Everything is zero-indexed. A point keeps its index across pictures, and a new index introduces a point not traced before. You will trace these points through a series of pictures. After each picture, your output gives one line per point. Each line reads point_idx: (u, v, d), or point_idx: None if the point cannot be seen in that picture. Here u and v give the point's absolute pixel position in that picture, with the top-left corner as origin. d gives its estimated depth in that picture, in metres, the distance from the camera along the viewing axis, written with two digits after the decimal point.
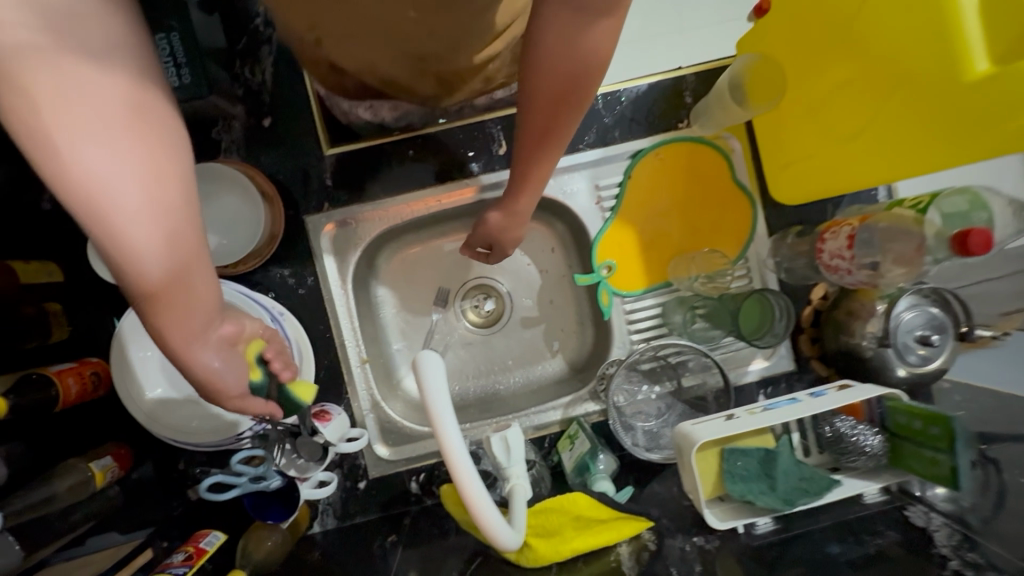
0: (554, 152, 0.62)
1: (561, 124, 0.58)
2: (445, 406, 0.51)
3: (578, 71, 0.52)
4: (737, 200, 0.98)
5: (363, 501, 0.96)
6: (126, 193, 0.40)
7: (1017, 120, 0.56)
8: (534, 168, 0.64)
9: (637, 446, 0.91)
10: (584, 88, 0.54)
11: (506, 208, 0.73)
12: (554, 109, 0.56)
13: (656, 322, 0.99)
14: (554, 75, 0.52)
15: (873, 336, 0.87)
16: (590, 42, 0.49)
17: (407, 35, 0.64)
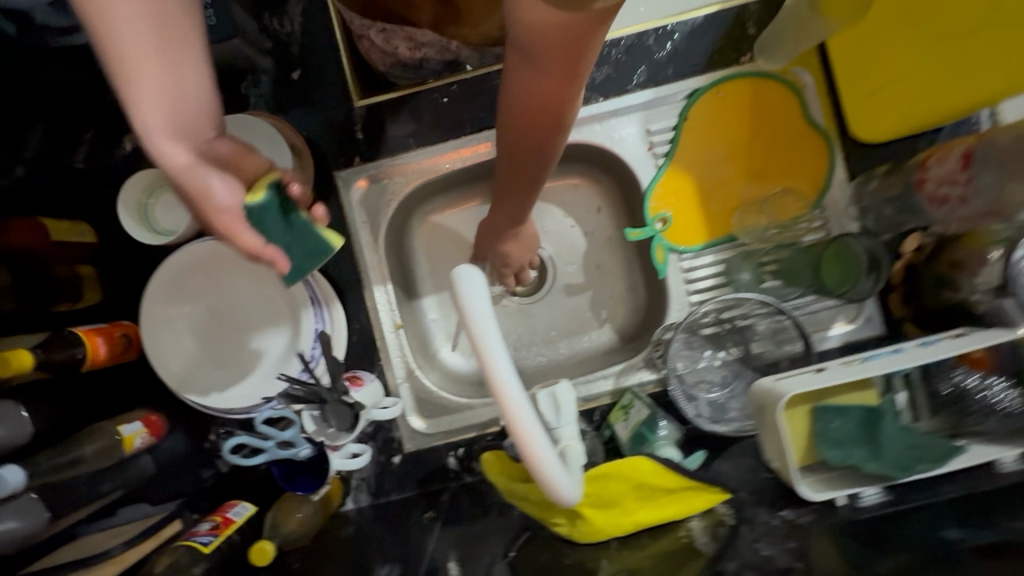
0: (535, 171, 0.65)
1: (537, 152, 0.61)
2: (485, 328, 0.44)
3: (541, 115, 0.54)
4: (810, 142, 0.86)
5: (398, 477, 0.89)
6: (136, 50, 0.44)
7: None
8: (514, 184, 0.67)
9: (701, 417, 0.81)
10: (553, 127, 0.57)
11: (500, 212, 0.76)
12: (524, 142, 0.59)
13: (719, 281, 0.88)
14: (522, 116, 0.55)
15: (986, 287, 0.73)
16: (550, 91, 0.51)
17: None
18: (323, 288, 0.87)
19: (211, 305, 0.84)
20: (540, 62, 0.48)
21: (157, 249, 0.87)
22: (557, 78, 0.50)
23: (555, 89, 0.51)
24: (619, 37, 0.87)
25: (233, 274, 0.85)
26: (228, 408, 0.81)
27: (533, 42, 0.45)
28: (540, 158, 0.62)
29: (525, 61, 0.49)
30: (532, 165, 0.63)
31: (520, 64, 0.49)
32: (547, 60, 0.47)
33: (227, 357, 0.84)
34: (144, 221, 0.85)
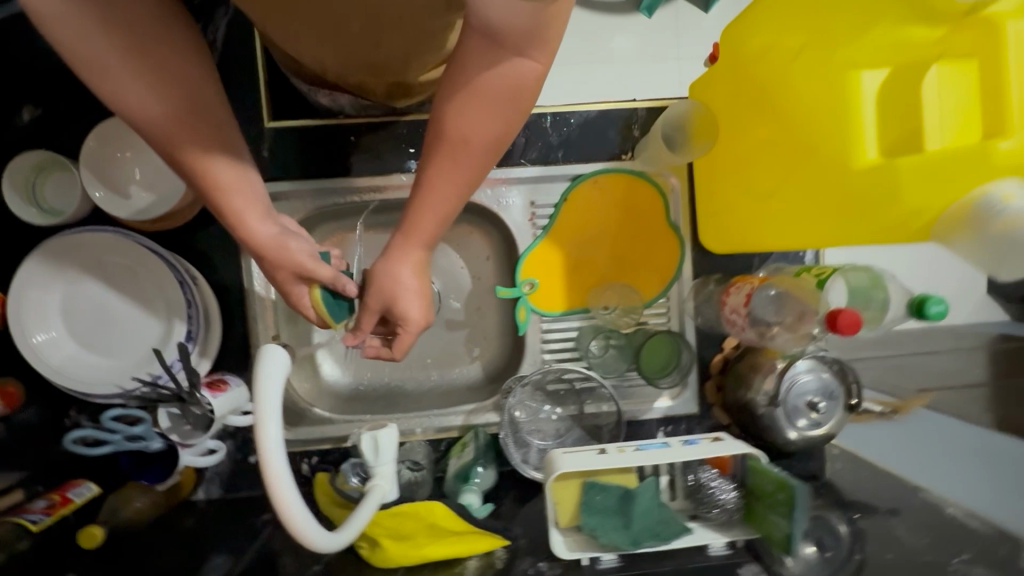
0: (460, 181, 0.60)
1: (477, 149, 0.57)
2: (273, 411, 0.49)
3: (501, 100, 0.54)
4: (667, 240, 0.99)
5: (251, 475, 0.96)
6: (167, 125, 0.56)
7: (893, 212, 0.57)
8: (439, 202, 0.61)
9: (524, 463, 0.93)
10: (510, 118, 0.55)
11: (398, 255, 0.66)
12: (474, 134, 0.56)
13: (570, 345, 1.00)
14: (476, 99, 0.53)
15: (766, 393, 0.89)
16: (513, 72, 0.52)
17: (349, 42, 0.66)
18: (207, 297, 0.92)
19: (88, 294, 0.88)
20: (502, 38, 0.49)
21: (41, 227, 0.89)
22: (505, 113, 0.55)
23: (520, 75, 0.52)
24: None
25: (113, 270, 0.88)
26: (88, 391, 0.85)
27: (499, 20, 0.47)
28: (481, 160, 0.58)
29: (488, 38, 0.49)
30: (469, 170, 0.59)
31: (481, 44, 0.50)
32: (501, 96, 0.53)
33: (96, 345, 0.88)
34: (29, 197, 0.87)
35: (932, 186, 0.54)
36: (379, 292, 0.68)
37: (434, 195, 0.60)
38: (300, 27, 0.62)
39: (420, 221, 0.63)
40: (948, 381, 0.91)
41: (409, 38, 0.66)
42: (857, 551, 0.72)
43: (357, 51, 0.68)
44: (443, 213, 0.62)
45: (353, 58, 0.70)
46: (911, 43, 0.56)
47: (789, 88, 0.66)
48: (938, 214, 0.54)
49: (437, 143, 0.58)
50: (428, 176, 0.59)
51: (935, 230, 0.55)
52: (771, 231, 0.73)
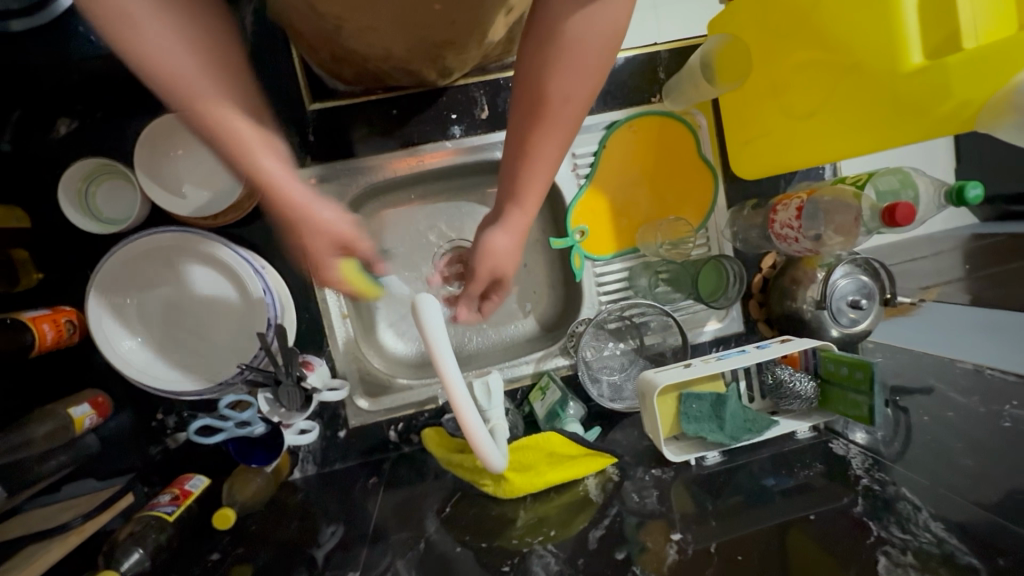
0: (556, 140, 0.63)
1: (576, 106, 0.61)
2: (444, 344, 0.58)
3: (593, 53, 0.57)
4: (701, 174, 1.05)
5: (342, 448, 1.00)
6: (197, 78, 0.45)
7: (942, 108, 0.63)
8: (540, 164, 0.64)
9: (602, 397, 1.00)
10: (598, 71, 0.59)
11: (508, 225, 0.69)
12: (572, 93, 0.60)
13: (623, 284, 1.07)
14: (573, 57, 0.57)
15: (812, 299, 0.98)
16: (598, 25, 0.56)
17: (424, 23, 0.70)
18: (277, 284, 0.94)
19: (163, 295, 0.89)
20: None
21: (101, 237, 0.88)
22: (597, 68, 0.59)
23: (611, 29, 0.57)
24: None
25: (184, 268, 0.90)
26: (180, 392, 0.88)
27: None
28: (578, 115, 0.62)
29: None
30: (564, 129, 0.62)
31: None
32: (598, 52, 0.58)
33: (178, 346, 0.90)
34: (83, 207, 0.87)
35: (977, 80, 0.60)
36: (490, 263, 0.72)
37: (540, 158, 0.64)
38: (385, 13, 0.67)
39: (526, 190, 0.66)
40: (942, 277, 1.07)
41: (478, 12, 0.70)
42: (905, 417, 0.80)
43: (420, 29, 0.72)
44: (550, 173, 0.66)
45: (421, 38, 0.75)
46: None
47: (827, 10, 0.71)
48: (982, 103, 0.61)
49: (533, 105, 0.61)
50: (533, 143, 0.63)
51: (981, 119, 0.62)
52: (815, 146, 0.80)
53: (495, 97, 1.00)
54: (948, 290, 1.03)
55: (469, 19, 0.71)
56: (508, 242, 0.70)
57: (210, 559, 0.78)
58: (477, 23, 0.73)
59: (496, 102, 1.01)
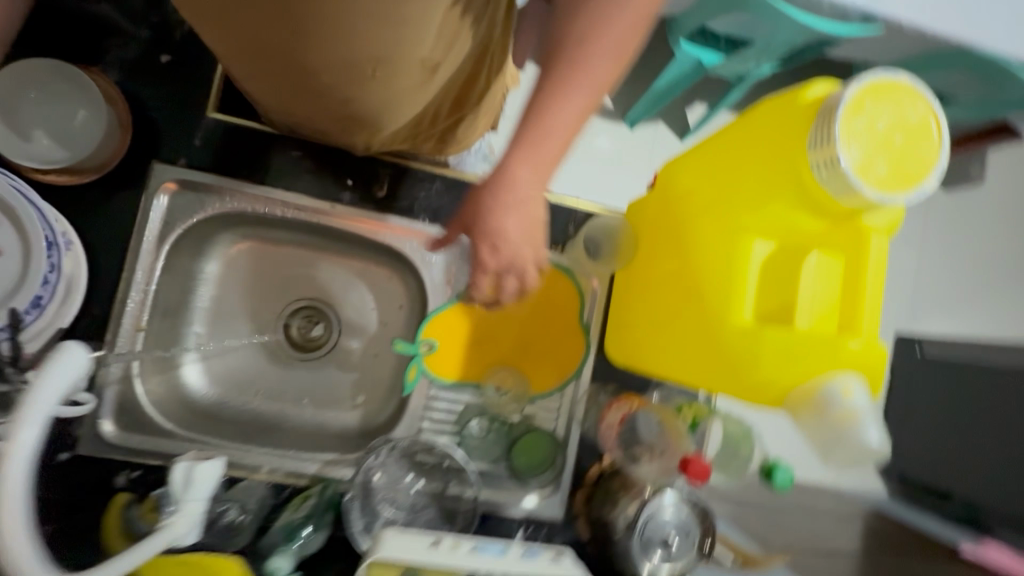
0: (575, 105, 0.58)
1: (599, 68, 0.56)
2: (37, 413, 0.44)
3: (624, 18, 0.54)
4: (574, 338, 1.00)
5: (52, 475, 0.83)
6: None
7: (755, 376, 0.59)
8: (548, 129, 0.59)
9: (361, 532, 0.86)
10: (627, 40, 0.56)
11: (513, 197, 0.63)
12: (589, 65, 0.56)
13: (452, 418, 0.96)
14: (601, 12, 0.54)
15: (626, 517, 0.87)
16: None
17: (320, 91, 0.71)
18: (76, 267, 0.84)
19: None
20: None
21: None
22: (627, 38, 0.55)
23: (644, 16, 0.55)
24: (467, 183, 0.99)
25: None
26: None
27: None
28: (603, 77, 0.57)
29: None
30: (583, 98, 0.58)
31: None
32: (626, 20, 0.54)
33: None
34: None
35: (787, 364, 0.57)
36: (485, 224, 0.65)
37: (559, 115, 0.58)
38: (271, 66, 0.67)
39: (532, 151, 0.60)
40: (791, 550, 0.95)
41: (378, 94, 0.71)
42: None
43: (322, 97, 0.73)
44: (569, 135, 0.60)
45: (323, 105, 0.75)
46: (802, 225, 0.59)
47: (689, 231, 0.68)
48: (790, 390, 0.57)
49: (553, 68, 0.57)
50: (553, 100, 0.58)
51: (786, 402, 0.58)
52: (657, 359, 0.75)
53: (401, 182, 0.98)
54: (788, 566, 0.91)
55: (364, 100, 0.72)
56: (506, 206, 0.63)
57: None
58: (378, 108, 0.74)
59: (400, 186, 0.97)
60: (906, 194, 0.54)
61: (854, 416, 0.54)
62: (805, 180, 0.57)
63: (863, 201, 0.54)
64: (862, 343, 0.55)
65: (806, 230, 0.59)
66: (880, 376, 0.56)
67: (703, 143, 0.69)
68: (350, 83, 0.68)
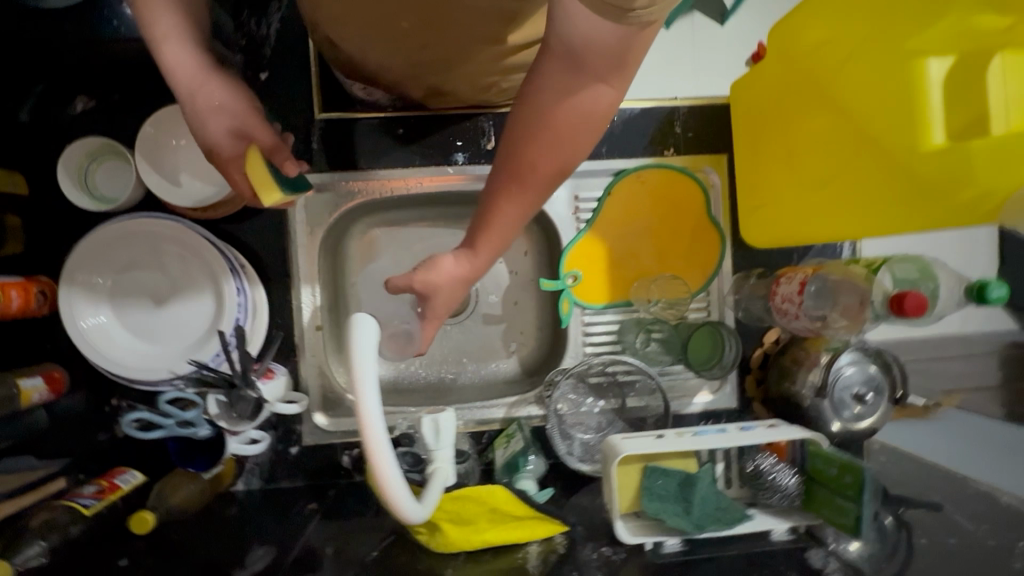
0: (533, 197, 0.70)
1: (544, 174, 0.66)
2: (370, 378, 0.50)
3: (571, 133, 0.62)
4: (708, 234, 1.01)
5: (292, 466, 0.95)
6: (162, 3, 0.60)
7: (962, 195, 0.58)
8: (504, 219, 0.72)
9: (570, 455, 0.93)
10: (570, 147, 0.64)
11: (463, 257, 0.79)
12: (541, 161, 0.65)
13: (612, 338, 1.00)
14: (551, 128, 0.61)
15: (812, 385, 0.89)
16: (585, 102, 0.59)
17: (402, 43, 0.74)
18: (255, 287, 0.91)
19: (138, 281, 0.88)
20: (589, 62, 0.54)
21: (91, 212, 0.88)
22: (567, 148, 0.64)
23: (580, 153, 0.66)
24: None
25: (169, 258, 0.88)
26: (133, 378, 0.84)
27: (590, 42, 0.52)
28: (546, 182, 0.68)
29: (615, 51, 0.53)
30: (534, 191, 0.69)
31: (563, 67, 0.56)
32: (572, 137, 0.62)
33: (144, 332, 0.88)
34: (81, 184, 0.87)
35: (998, 168, 0.56)
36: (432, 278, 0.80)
37: (505, 211, 0.71)
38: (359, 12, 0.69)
39: (488, 234, 0.74)
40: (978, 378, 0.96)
41: (462, 36, 0.72)
42: (905, 537, 0.70)
43: (408, 43, 0.74)
44: (517, 219, 0.72)
45: (406, 57, 0.77)
46: (979, 28, 0.56)
47: (842, 85, 0.69)
48: (1005, 199, 0.57)
49: (510, 167, 0.67)
50: (500, 200, 0.70)
51: (999, 216, 0.59)
52: (828, 219, 0.75)
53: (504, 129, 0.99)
54: (971, 399, 0.92)
55: (446, 41, 0.73)
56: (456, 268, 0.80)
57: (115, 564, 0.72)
58: (460, 50, 0.75)
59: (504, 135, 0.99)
60: None
61: None
62: None
63: None
64: None
65: (987, 30, 0.56)
66: None
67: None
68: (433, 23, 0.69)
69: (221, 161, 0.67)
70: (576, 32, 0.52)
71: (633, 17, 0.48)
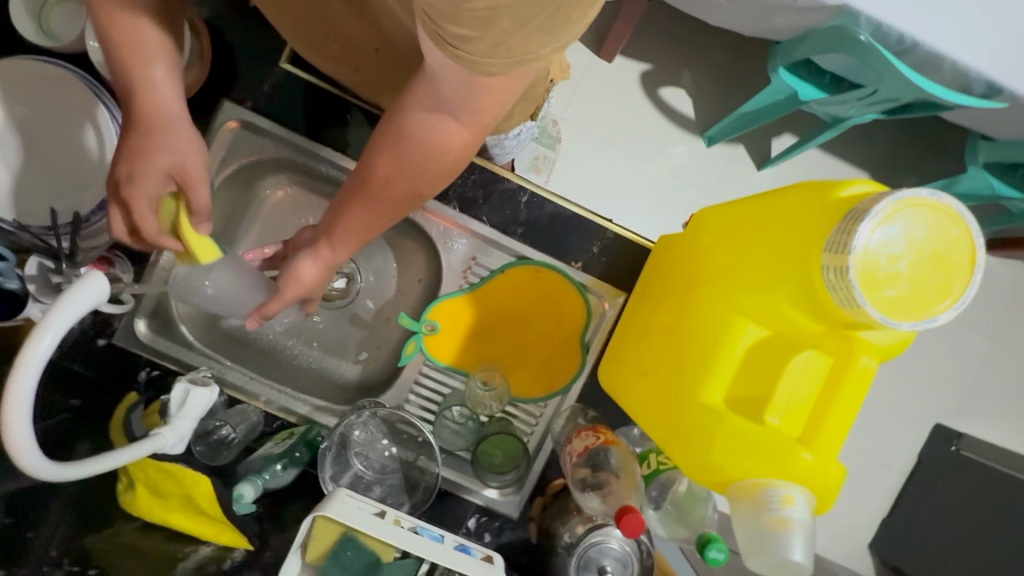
0: (382, 211, 0.67)
1: (393, 189, 0.64)
2: (55, 329, 0.49)
3: (421, 157, 0.60)
4: (571, 354, 1.01)
5: (88, 355, 0.94)
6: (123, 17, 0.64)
7: (703, 457, 0.59)
8: (350, 226, 0.69)
9: (332, 477, 0.93)
10: (422, 171, 0.62)
11: (319, 257, 0.76)
12: (392, 176, 0.63)
13: (437, 398, 1.01)
14: (403, 144, 0.60)
15: (572, 534, 0.91)
16: (439, 133, 0.58)
17: (329, 54, 0.77)
18: None
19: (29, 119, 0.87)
20: (444, 97, 0.55)
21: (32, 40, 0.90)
22: (420, 172, 0.62)
23: (432, 180, 0.64)
24: (503, 178, 0.99)
25: (69, 118, 0.88)
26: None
27: (445, 79, 0.53)
28: (396, 200, 0.66)
29: (462, 91, 0.53)
30: (383, 205, 0.66)
31: (425, 97, 0.57)
32: (423, 163, 0.61)
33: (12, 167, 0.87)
34: (35, 15, 0.89)
35: (739, 454, 0.56)
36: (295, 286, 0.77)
37: (351, 215, 0.68)
38: (290, 20, 0.74)
39: (335, 233, 0.72)
40: None
41: (392, 75, 0.78)
42: None
43: (334, 57, 0.77)
44: (362, 229, 0.70)
45: (338, 75, 0.81)
46: (799, 323, 0.56)
47: (693, 292, 0.67)
48: (737, 479, 0.56)
49: (362, 170, 0.65)
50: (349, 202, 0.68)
51: (730, 490, 0.57)
52: (641, 408, 0.75)
53: None
54: None
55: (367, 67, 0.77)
56: (315, 272, 0.77)
57: None
58: (387, 86, 0.80)
59: None
60: (920, 318, 0.51)
61: (789, 528, 0.52)
62: (813, 275, 0.54)
63: (865, 318, 0.51)
64: (816, 456, 0.53)
65: (803, 328, 0.56)
66: (828, 493, 0.54)
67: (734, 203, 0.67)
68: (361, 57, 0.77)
69: (135, 191, 0.68)
70: (432, 66, 0.53)
71: (470, 64, 0.47)
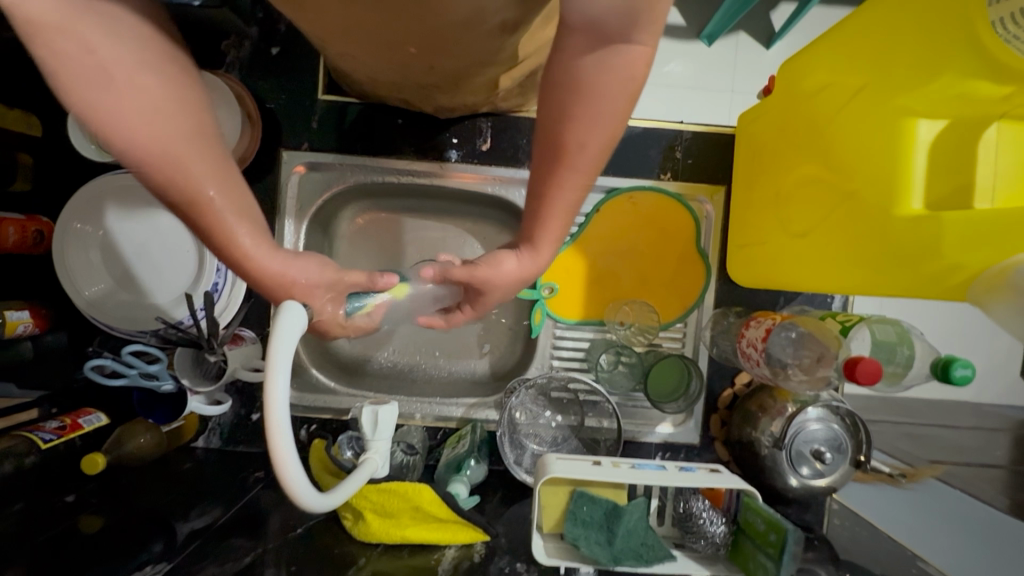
0: (586, 180, 0.56)
1: (594, 152, 0.54)
2: (283, 364, 0.49)
3: (609, 100, 0.50)
4: (693, 265, 0.98)
5: (251, 431, 0.98)
6: (169, 112, 0.50)
7: (928, 268, 0.55)
8: (555, 212, 0.58)
9: (517, 465, 0.92)
10: (618, 119, 0.52)
11: (523, 254, 0.65)
12: (590, 137, 0.52)
13: (579, 356, 1.00)
14: (586, 97, 0.50)
15: (771, 434, 0.86)
16: (618, 72, 0.48)
17: (399, 64, 0.72)
18: None
19: (125, 235, 0.89)
20: (612, 23, 0.45)
21: (96, 161, 0.92)
22: (617, 122, 0.52)
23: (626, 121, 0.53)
24: None
25: (158, 213, 0.89)
26: (114, 324, 0.88)
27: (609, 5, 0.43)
28: (600, 161, 0.55)
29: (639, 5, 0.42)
30: (587, 175, 0.55)
31: (586, 39, 0.47)
32: (616, 107, 0.51)
33: (125, 282, 0.89)
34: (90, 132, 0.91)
35: (972, 245, 0.52)
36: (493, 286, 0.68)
37: (562, 199, 0.57)
38: (354, 37, 0.66)
39: (543, 230, 0.61)
40: (958, 455, 0.96)
41: (462, 62, 0.72)
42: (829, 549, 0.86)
43: (405, 66, 0.73)
44: (572, 211, 0.59)
45: (406, 75, 0.76)
46: (978, 95, 0.54)
47: (837, 128, 0.65)
48: (976, 274, 0.52)
49: (547, 153, 0.55)
50: (549, 188, 0.56)
51: (971, 289, 0.53)
52: (803, 270, 0.72)
53: (502, 132, 0.99)
54: (953, 473, 0.91)
55: (445, 65, 0.72)
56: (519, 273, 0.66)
57: (64, 499, 0.74)
58: (466, 66, 0.74)
59: (501, 138, 0.99)
60: None
61: None
62: (982, 41, 0.52)
63: None
64: None
65: (985, 99, 0.53)
66: None
67: (834, 30, 0.67)
68: (437, 48, 0.67)
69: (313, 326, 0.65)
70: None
71: None
